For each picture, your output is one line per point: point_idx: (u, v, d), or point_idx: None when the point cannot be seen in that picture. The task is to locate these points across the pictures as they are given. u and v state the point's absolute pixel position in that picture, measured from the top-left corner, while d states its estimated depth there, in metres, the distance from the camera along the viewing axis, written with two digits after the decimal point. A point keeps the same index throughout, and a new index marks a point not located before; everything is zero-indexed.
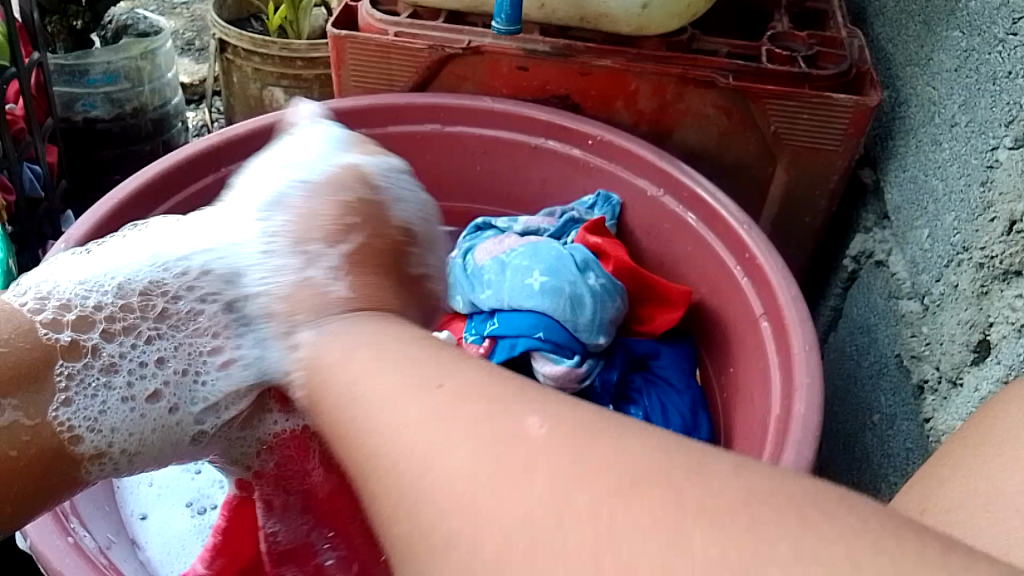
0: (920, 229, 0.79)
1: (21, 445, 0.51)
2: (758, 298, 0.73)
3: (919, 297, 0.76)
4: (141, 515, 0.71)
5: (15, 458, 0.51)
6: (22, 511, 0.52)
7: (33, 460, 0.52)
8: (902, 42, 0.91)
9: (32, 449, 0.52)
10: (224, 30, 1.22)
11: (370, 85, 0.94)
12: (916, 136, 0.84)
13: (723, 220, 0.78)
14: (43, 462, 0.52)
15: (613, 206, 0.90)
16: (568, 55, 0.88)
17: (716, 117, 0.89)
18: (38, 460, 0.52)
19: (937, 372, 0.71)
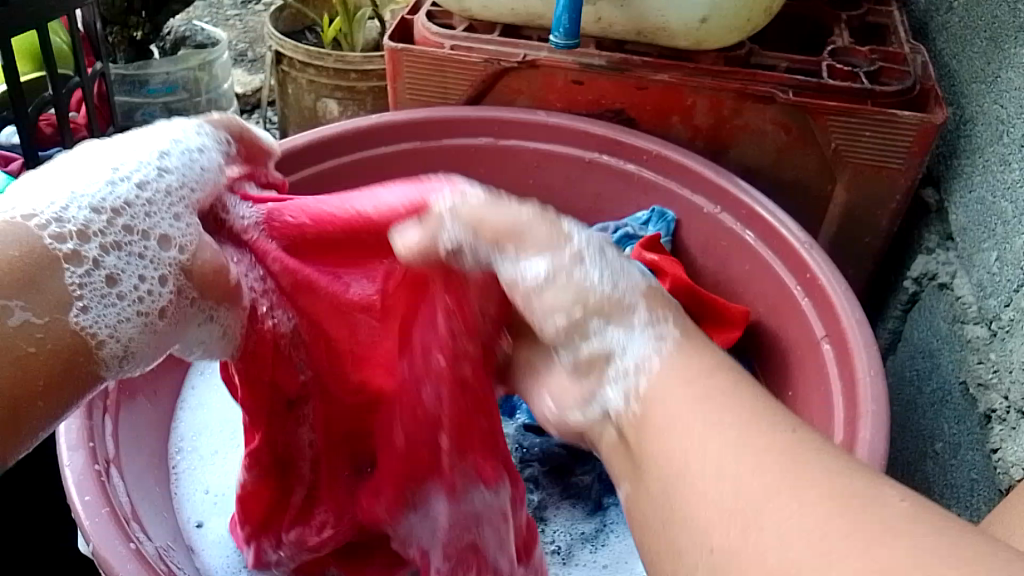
0: (987, 252, 0.76)
1: (38, 340, 0.44)
2: (819, 319, 0.72)
3: (986, 322, 0.74)
4: (197, 523, 0.71)
5: (34, 355, 0.44)
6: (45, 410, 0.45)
7: (48, 363, 0.45)
8: (968, 59, 0.89)
9: (55, 344, 0.45)
10: (279, 42, 1.23)
11: (424, 98, 0.94)
12: (982, 155, 0.82)
13: (783, 239, 0.77)
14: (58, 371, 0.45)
15: (668, 222, 0.88)
16: (624, 70, 0.88)
17: (775, 133, 0.88)
18: (51, 366, 0.45)
19: (1006, 401, 0.69)
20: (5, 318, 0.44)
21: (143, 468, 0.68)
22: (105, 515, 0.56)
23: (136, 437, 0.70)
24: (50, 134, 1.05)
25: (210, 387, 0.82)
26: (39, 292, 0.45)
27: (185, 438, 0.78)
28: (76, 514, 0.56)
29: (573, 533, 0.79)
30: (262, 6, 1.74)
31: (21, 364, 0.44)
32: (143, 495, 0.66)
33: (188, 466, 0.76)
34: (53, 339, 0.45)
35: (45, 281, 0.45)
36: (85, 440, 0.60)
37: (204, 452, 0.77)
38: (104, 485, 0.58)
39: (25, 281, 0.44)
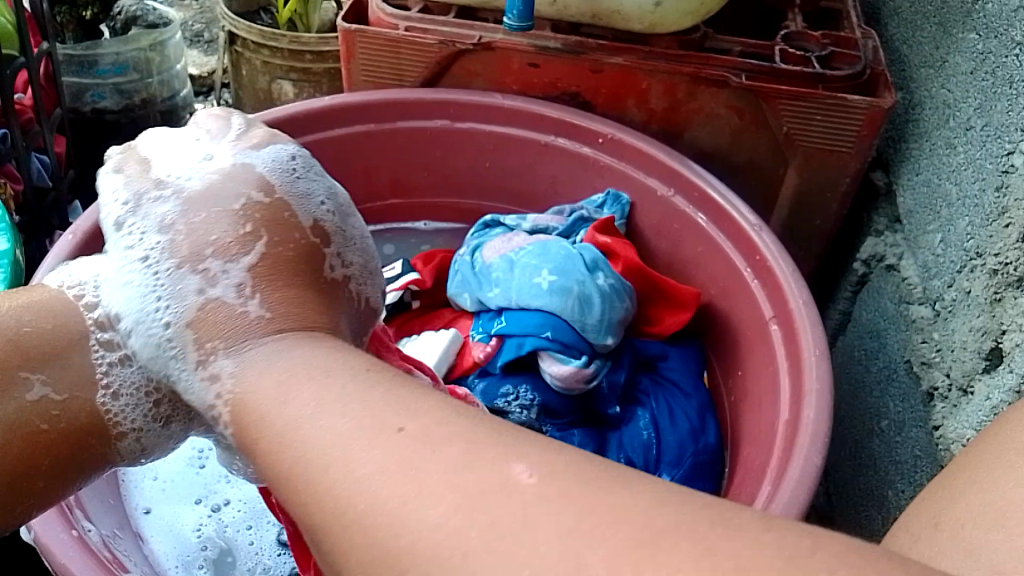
0: (932, 234, 0.78)
1: (53, 417, 0.50)
2: (768, 300, 0.73)
3: (930, 302, 0.76)
4: (145, 509, 0.71)
5: (48, 430, 0.49)
6: (49, 490, 0.50)
7: (62, 435, 0.50)
8: (917, 44, 0.90)
9: (65, 424, 0.50)
10: (233, 22, 1.21)
11: (380, 80, 0.93)
12: (929, 139, 0.83)
13: (734, 221, 0.77)
14: (70, 443, 0.51)
15: (622, 205, 0.89)
16: (579, 53, 0.88)
17: (728, 116, 0.88)
18: (66, 436, 0.50)
19: (948, 379, 0.70)
20: (25, 392, 0.49)
21: None
22: None
23: None
24: None
25: None
26: (70, 367, 0.51)
27: None
28: None
29: None
30: None
31: (34, 439, 0.49)
32: (90, 482, 0.65)
33: None
34: (67, 417, 0.50)
35: (67, 358, 0.51)
36: None
37: None
38: None
39: (46, 359, 0.50)
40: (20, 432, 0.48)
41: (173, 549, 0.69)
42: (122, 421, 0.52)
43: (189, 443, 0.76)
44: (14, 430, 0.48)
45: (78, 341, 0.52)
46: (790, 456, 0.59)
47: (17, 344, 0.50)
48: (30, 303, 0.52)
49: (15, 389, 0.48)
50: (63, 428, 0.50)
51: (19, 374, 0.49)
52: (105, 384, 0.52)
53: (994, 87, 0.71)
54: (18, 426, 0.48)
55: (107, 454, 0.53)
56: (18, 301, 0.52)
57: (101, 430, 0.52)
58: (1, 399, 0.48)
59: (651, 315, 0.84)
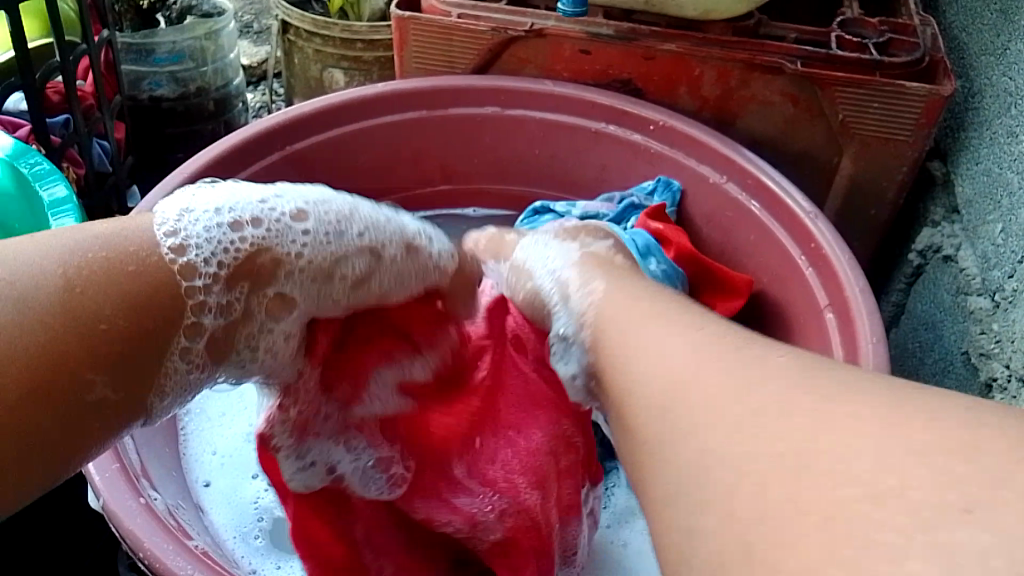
0: (992, 223, 0.76)
1: (109, 415, 0.46)
2: (823, 288, 0.72)
3: (988, 293, 0.74)
4: (204, 481, 0.72)
5: (101, 427, 0.46)
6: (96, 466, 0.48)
7: (112, 426, 0.47)
8: (977, 31, 0.88)
9: (122, 417, 0.47)
10: (286, 11, 1.23)
11: (433, 67, 0.94)
12: (990, 127, 0.81)
13: (788, 209, 0.77)
14: (118, 430, 0.48)
15: (673, 192, 0.88)
16: (632, 39, 0.87)
17: (782, 104, 0.87)
18: (116, 426, 0.47)
19: (1006, 371, 0.69)
20: (88, 393, 0.45)
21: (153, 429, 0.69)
22: (114, 471, 0.57)
23: None
24: (57, 102, 1.05)
25: None
26: (135, 366, 0.47)
27: (193, 400, 0.78)
28: (86, 471, 0.57)
29: None
30: None
31: (83, 434, 0.46)
32: (154, 455, 0.67)
33: (195, 429, 0.76)
34: (124, 410, 0.47)
35: (138, 324, 0.47)
36: None
37: (211, 415, 0.77)
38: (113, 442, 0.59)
39: (114, 359, 0.45)
40: (53, 397, 0.43)
41: (233, 518, 0.71)
42: (166, 385, 0.49)
43: (247, 418, 0.79)
44: (62, 393, 0.44)
45: (154, 336, 0.47)
46: None
47: (89, 338, 0.44)
48: (112, 269, 0.46)
49: (80, 391, 0.44)
50: (115, 393, 0.46)
51: (85, 377, 0.44)
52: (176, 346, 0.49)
53: None
54: (74, 427, 0.45)
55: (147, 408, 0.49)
56: (100, 266, 0.46)
57: (145, 394, 0.48)
58: (63, 404, 0.44)
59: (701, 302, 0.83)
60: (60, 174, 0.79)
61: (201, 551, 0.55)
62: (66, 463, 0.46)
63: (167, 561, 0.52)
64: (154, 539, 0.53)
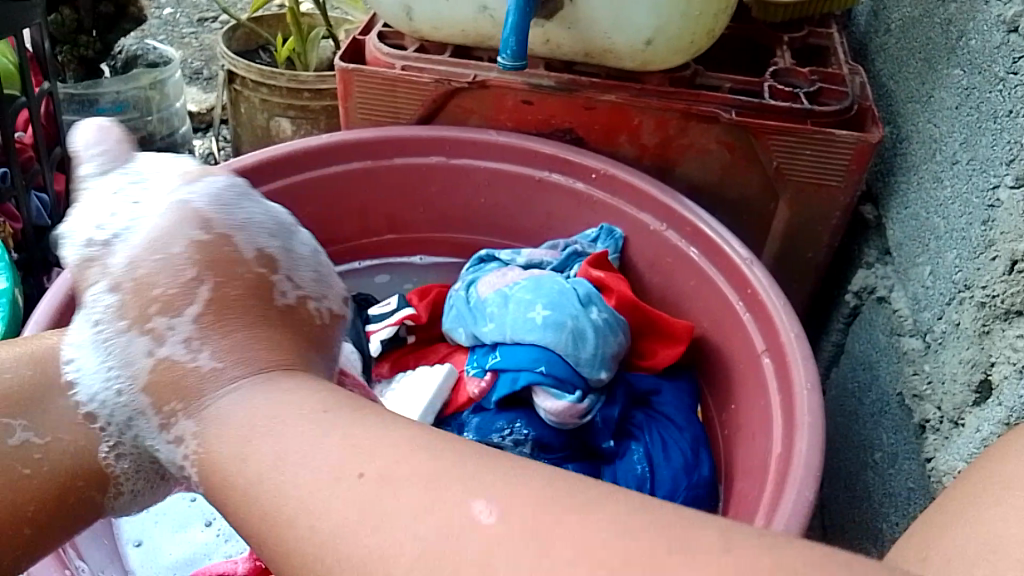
0: (921, 266, 0.79)
1: (34, 462, 0.52)
2: (760, 333, 0.73)
3: (920, 334, 0.76)
4: (134, 544, 0.71)
5: (30, 476, 0.52)
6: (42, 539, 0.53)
7: (42, 492, 0.52)
8: (904, 80, 0.92)
9: (48, 471, 0.53)
10: (232, 61, 1.23)
11: (376, 118, 0.95)
12: (917, 173, 0.84)
13: (726, 255, 0.78)
14: (52, 493, 0.53)
15: (616, 239, 0.90)
16: (572, 90, 0.89)
17: (719, 152, 0.90)
18: (47, 489, 0.52)
19: (938, 411, 0.71)
20: (8, 437, 0.52)
21: None
22: None
23: None
24: None
25: None
26: (49, 411, 0.54)
27: None
28: None
29: None
30: (217, 24, 1.73)
31: (19, 488, 0.51)
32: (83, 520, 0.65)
33: None
34: (49, 462, 0.53)
35: (47, 403, 0.54)
36: None
37: None
38: None
39: (25, 405, 0.54)
40: (1, 479, 0.51)
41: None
42: (122, 479, 0.55)
43: None
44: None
45: (54, 382, 0.55)
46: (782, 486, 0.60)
47: (7, 374, 0.54)
48: (34, 348, 0.56)
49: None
50: (47, 474, 0.53)
51: (0, 421, 0.52)
52: (110, 445, 0.54)
53: (980, 122, 0.72)
54: (3, 473, 0.51)
55: (96, 503, 0.55)
56: (12, 338, 0.56)
57: (99, 481, 0.55)
58: None
59: (643, 349, 0.84)
60: None
61: None
62: (13, 509, 0.51)
63: None
64: None
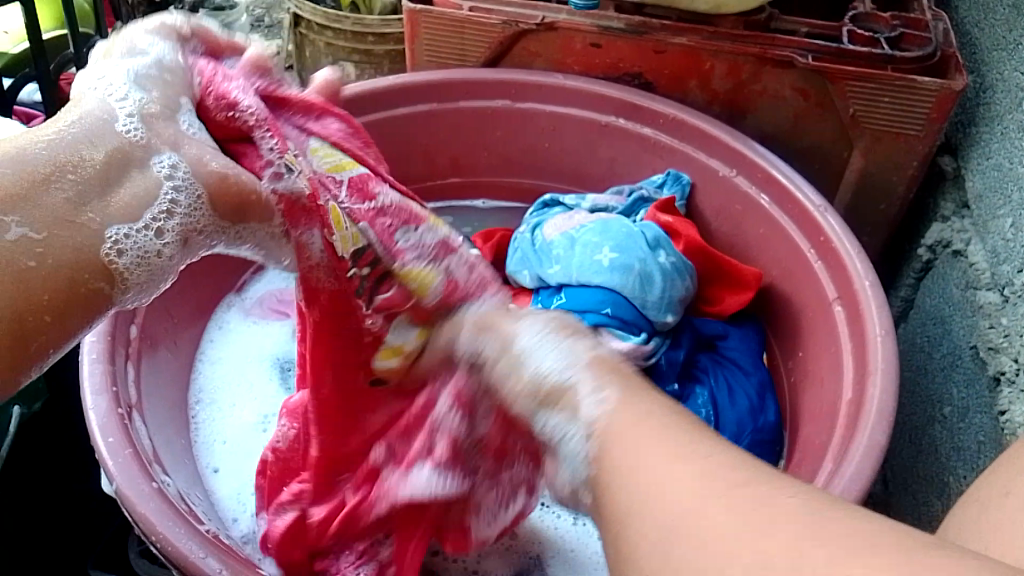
0: (1002, 218, 0.76)
1: (40, 262, 0.41)
2: (832, 281, 0.72)
3: (998, 287, 0.74)
4: (214, 468, 0.73)
5: (38, 274, 0.41)
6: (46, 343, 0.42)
7: (54, 289, 0.42)
8: (990, 26, 0.88)
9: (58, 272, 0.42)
10: (298, 4, 1.24)
11: (444, 60, 0.95)
12: (1001, 122, 0.81)
13: (798, 203, 0.77)
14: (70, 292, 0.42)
15: (683, 186, 0.89)
16: (642, 33, 0.88)
17: (792, 99, 0.87)
18: (57, 288, 0.42)
19: (1015, 364, 0.69)
20: (3, 234, 0.40)
21: (166, 419, 0.70)
22: (128, 455, 0.58)
23: (157, 384, 0.71)
24: (71, 92, 1.06)
25: (228, 342, 0.84)
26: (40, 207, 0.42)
27: (204, 390, 0.79)
28: (99, 454, 0.57)
29: None
30: None
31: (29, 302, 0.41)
32: (164, 439, 0.67)
33: (206, 415, 0.77)
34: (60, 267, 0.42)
35: (39, 195, 0.42)
36: (108, 384, 0.62)
37: (221, 405, 0.78)
38: (127, 427, 0.60)
39: (17, 197, 0.41)
40: (17, 287, 0.40)
41: (241, 492, 0.72)
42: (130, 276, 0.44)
43: (255, 408, 0.79)
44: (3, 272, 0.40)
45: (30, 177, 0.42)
46: (853, 432, 0.59)
47: None
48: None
49: None
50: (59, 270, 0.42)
51: None
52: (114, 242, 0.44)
53: None
54: (8, 271, 0.40)
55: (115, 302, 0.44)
56: None
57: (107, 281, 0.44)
58: None
59: (710, 296, 0.83)
60: None
61: (212, 535, 0.56)
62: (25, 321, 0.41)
63: (180, 545, 0.53)
64: (167, 523, 0.54)
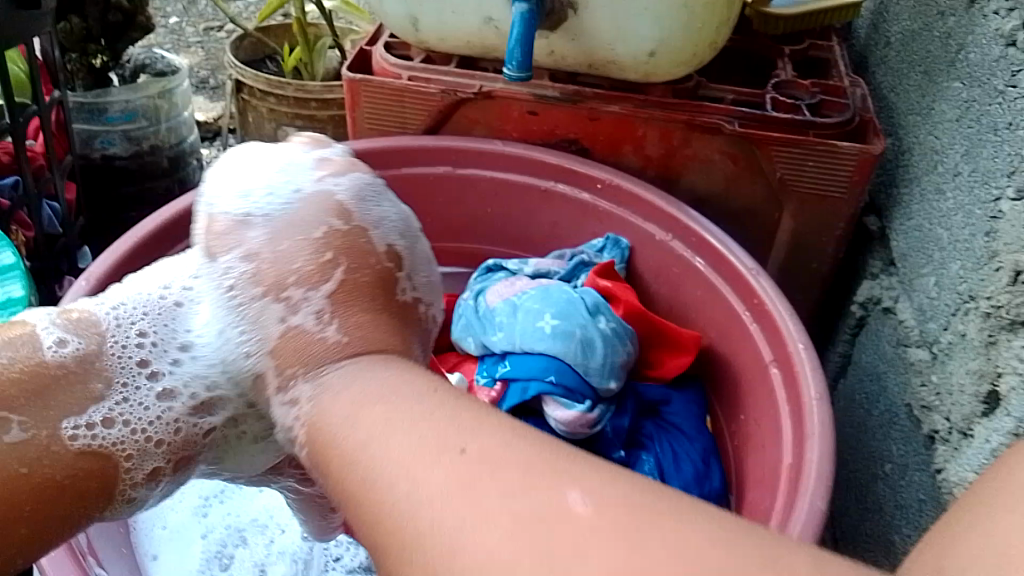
0: (926, 277, 0.79)
1: (61, 463, 0.54)
2: (767, 342, 0.74)
3: (927, 345, 0.77)
4: (152, 555, 0.72)
5: (49, 471, 0.53)
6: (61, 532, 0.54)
7: (70, 478, 0.54)
8: (905, 92, 0.93)
9: (78, 465, 0.55)
10: (240, 71, 1.24)
11: (384, 128, 0.96)
12: (920, 184, 0.85)
13: (731, 266, 0.79)
14: (74, 490, 0.55)
15: (622, 249, 0.91)
16: (576, 102, 0.90)
17: (723, 162, 0.91)
18: (72, 479, 0.54)
19: (948, 422, 0.72)
20: (3, 434, 0.52)
21: None
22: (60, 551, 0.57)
23: None
24: (7, 163, 1.04)
25: None
26: (54, 405, 0.55)
27: None
28: None
29: None
30: (223, 33, 1.75)
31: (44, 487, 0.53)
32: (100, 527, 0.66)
33: None
34: (71, 461, 0.54)
35: (49, 397, 0.55)
36: None
37: None
38: None
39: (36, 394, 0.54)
40: (1, 477, 0.51)
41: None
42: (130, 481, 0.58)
43: (195, 489, 0.78)
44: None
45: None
46: (796, 494, 0.60)
47: None
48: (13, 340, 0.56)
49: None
50: (72, 462, 0.54)
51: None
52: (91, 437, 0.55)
53: (980, 135, 0.73)
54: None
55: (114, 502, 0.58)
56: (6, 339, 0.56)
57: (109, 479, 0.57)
58: None
59: (651, 358, 0.85)
60: (10, 240, 0.79)
61: None
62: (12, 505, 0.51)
63: None
64: None
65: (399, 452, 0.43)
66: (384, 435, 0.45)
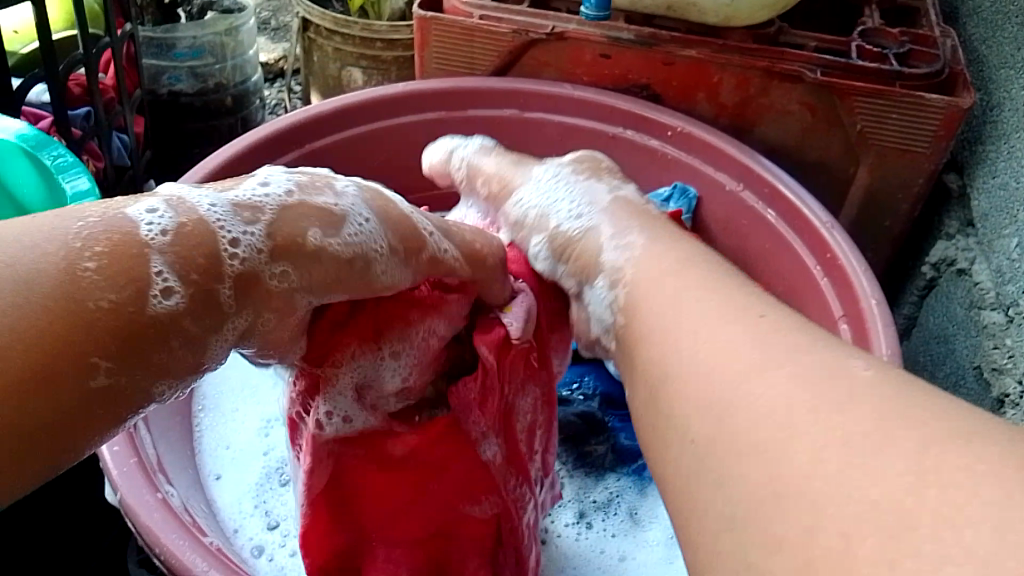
0: (1008, 238, 0.76)
1: (106, 357, 0.38)
2: (838, 298, 0.72)
3: (1002, 308, 0.74)
4: (216, 476, 0.73)
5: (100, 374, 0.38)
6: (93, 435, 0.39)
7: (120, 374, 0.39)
8: (998, 44, 0.88)
9: (123, 360, 0.39)
10: (307, 8, 1.24)
11: (453, 68, 0.94)
12: (1008, 141, 0.81)
13: (806, 219, 0.76)
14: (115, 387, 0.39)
15: (689, 199, 0.88)
16: (652, 45, 0.88)
17: (800, 113, 0.87)
18: (123, 376, 0.39)
19: (1019, 387, 0.69)
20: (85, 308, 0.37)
21: (169, 425, 0.70)
22: (132, 465, 0.58)
23: None
24: (79, 94, 1.05)
25: (231, 352, 0.83)
26: (141, 299, 0.39)
27: (208, 396, 0.79)
28: (104, 463, 0.58)
29: (585, 500, 0.78)
30: None
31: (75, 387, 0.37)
32: (168, 446, 0.68)
33: (211, 423, 0.77)
34: (127, 363, 0.39)
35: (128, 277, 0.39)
36: None
37: (225, 411, 0.78)
38: (131, 435, 0.60)
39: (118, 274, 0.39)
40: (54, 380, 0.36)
41: None
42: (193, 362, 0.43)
43: (260, 414, 0.79)
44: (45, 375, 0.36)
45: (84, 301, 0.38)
46: None
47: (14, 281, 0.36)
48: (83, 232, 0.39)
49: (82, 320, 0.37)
50: (126, 359, 0.39)
51: (85, 302, 0.37)
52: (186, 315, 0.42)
53: None
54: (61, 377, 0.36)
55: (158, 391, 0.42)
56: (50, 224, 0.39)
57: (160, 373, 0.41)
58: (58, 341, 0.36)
59: None
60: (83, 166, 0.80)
61: (217, 546, 0.56)
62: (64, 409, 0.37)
63: (181, 555, 0.53)
64: (168, 534, 0.54)
65: (707, 336, 0.46)
66: (686, 313, 0.50)
